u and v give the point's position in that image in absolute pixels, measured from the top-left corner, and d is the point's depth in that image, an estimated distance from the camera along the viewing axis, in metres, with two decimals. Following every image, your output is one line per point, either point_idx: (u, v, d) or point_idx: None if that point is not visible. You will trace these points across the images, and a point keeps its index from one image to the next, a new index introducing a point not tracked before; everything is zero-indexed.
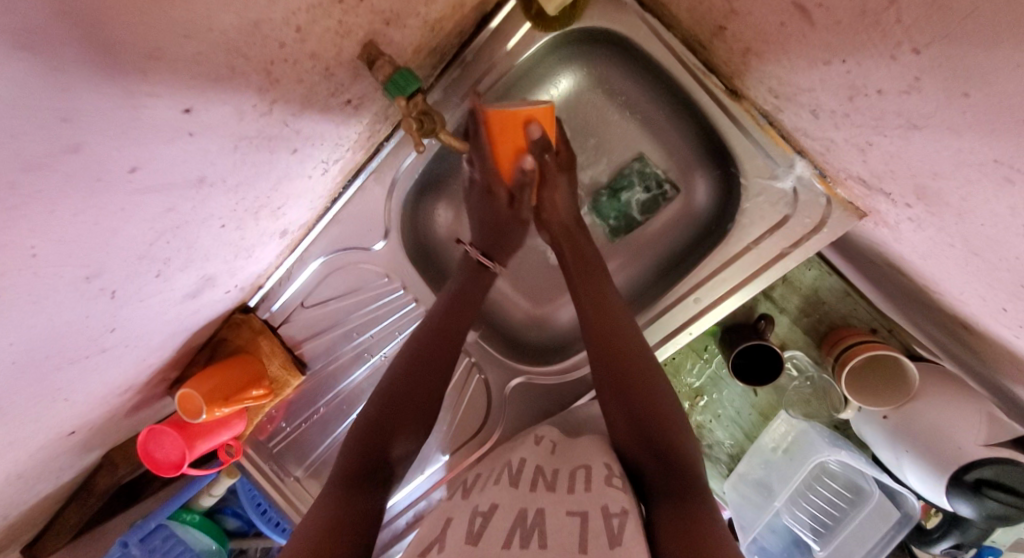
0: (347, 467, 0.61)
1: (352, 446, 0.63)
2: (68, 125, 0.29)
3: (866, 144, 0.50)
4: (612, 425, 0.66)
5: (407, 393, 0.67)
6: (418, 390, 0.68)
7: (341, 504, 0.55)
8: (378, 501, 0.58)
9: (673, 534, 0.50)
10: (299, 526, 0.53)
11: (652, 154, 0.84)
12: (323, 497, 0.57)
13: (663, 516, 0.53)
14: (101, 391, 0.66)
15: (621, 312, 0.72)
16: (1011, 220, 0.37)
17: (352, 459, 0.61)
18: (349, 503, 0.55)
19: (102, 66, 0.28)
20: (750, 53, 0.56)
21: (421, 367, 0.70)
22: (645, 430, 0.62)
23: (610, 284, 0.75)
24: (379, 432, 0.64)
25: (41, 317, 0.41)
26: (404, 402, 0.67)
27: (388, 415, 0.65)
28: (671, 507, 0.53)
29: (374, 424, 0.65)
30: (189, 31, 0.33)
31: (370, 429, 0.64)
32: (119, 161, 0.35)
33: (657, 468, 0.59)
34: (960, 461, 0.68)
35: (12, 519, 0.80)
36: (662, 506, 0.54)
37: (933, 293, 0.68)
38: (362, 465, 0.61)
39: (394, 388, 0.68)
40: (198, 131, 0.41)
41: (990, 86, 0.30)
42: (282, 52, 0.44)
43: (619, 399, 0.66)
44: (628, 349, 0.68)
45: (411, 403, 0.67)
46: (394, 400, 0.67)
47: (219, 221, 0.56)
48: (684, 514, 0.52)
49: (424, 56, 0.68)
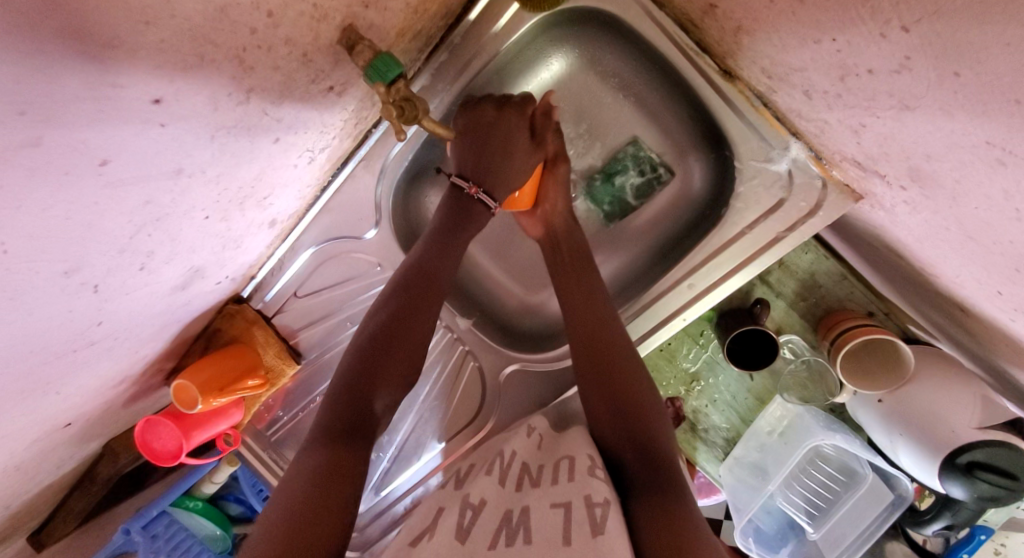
0: (325, 434, 0.60)
1: (330, 410, 0.62)
2: (26, 118, 0.27)
3: (860, 126, 0.48)
4: (591, 410, 0.68)
5: (384, 354, 0.66)
6: (396, 352, 0.66)
7: (320, 473, 0.55)
8: (364, 462, 0.58)
9: (653, 527, 0.51)
10: (277, 497, 0.53)
11: (646, 138, 0.82)
12: (299, 466, 0.56)
13: (639, 501, 0.55)
14: (95, 384, 0.67)
15: (605, 305, 0.73)
16: (1005, 204, 0.36)
17: (330, 427, 0.60)
18: (332, 471, 0.55)
19: (58, 58, 0.27)
20: (742, 32, 0.55)
21: (402, 326, 0.67)
22: (621, 413, 0.65)
23: (596, 279, 0.75)
24: (358, 397, 0.63)
25: (20, 312, 0.40)
26: (382, 366, 0.65)
27: (367, 382, 0.64)
28: (648, 494, 0.55)
29: (349, 396, 0.63)
30: (150, 18, 0.31)
31: (348, 388, 0.63)
32: (87, 154, 0.34)
33: (635, 455, 0.61)
34: (952, 443, 0.68)
35: (16, 509, 0.82)
36: (639, 490, 0.57)
37: (931, 275, 0.67)
38: (340, 431, 0.59)
39: (370, 350, 0.66)
40: (170, 122, 0.40)
41: (981, 65, 0.28)
42: (253, 39, 0.43)
43: (602, 389, 0.67)
44: (615, 350, 0.69)
45: (389, 370, 0.65)
46: (371, 362, 0.65)
47: (202, 212, 0.55)
48: (660, 503, 0.54)
49: (408, 39, 0.67)
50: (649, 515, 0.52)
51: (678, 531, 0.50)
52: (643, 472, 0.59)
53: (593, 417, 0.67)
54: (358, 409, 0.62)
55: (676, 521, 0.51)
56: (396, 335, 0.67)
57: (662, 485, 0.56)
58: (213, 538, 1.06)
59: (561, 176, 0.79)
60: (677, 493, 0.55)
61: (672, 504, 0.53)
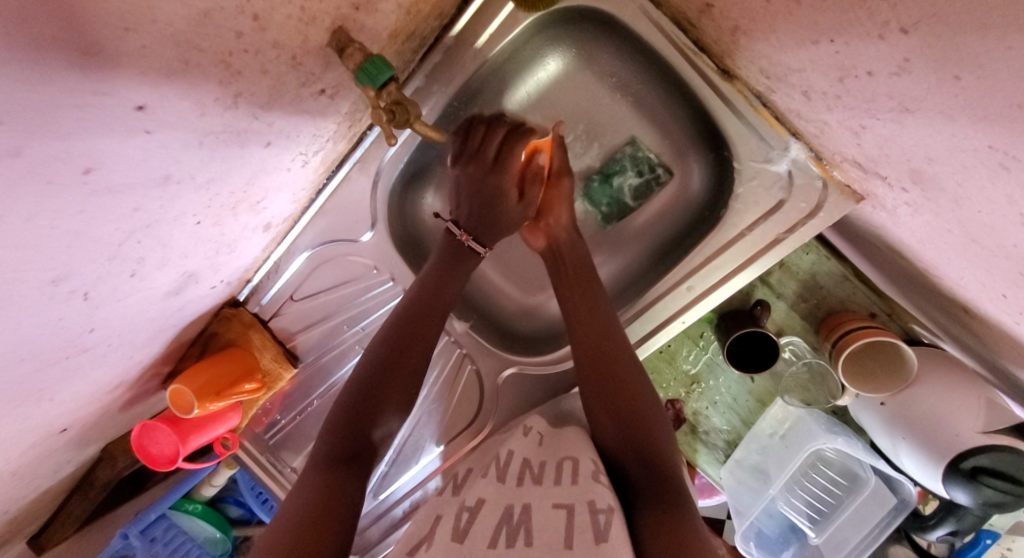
0: (330, 452, 0.60)
1: (335, 426, 0.63)
2: (4, 129, 0.27)
3: (860, 127, 0.47)
4: (594, 418, 0.67)
5: (390, 373, 0.67)
6: (402, 371, 0.68)
7: (323, 492, 0.55)
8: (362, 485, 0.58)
9: (657, 535, 0.50)
10: (280, 513, 0.53)
11: (644, 138, 0.81)
12: (302, 485, 0.57)
13: (643, 509, 0.55)
14: (90, 390, 0.66)
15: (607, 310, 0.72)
16: (1008, 208, 0.35)
17: (334, 445, 0.61)
18: (332, 492, 0.55)
19: (36, 67, 0.26)
20: (738, 32, 0.54)
21: (403, 349, 0.68)
22: (624, 421, 0.64)
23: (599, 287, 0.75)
24: (360, 418, 0.63)
25: (8, 322, 0.40)
26: (388, 384, 0.66)
27: (373, 399, 0.65)
28: (651, 502, 0.55)
29: (350, 416, 0.63)
30: (131, 24, 0.31)
31: (350, 410, 0.64)
32: (70, 163, 0.33)
33: (638, 464, 0.60)
34: (956, 449, 0.68)
35: (14, 515, 0.81)
36: (641, 498, 0.56)
37: (933, 277, 0.66)
38: (340, 453, 0.60)
39: (377, 369, 0.67)
40: (156, 128, 0.39)
41: (982, 68, 0.27)
42: (240, 43, 0.42)
43: (606, 400, 0.66)
44: (618, 356, 0.69)
45: (394, 388, 0.67)
46: (378, 381, 0.66)
47: (194, 217, 0.55)
48: (664, 511, 0.53)
49: (401, 41, 0.66)
50: (652, 523, 0.52)
51: (682, 538, 0.49)
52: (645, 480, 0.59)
53: (596, 423, 0.67)
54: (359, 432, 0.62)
55: (679, 528, 0.51)
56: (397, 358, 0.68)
57: (665, 492, 0.56)
58: (214, 540, 1.06)
59: (565, 192, 0.77)
60: (680, 498, 0.55)
61: (675, 510, 0.53)
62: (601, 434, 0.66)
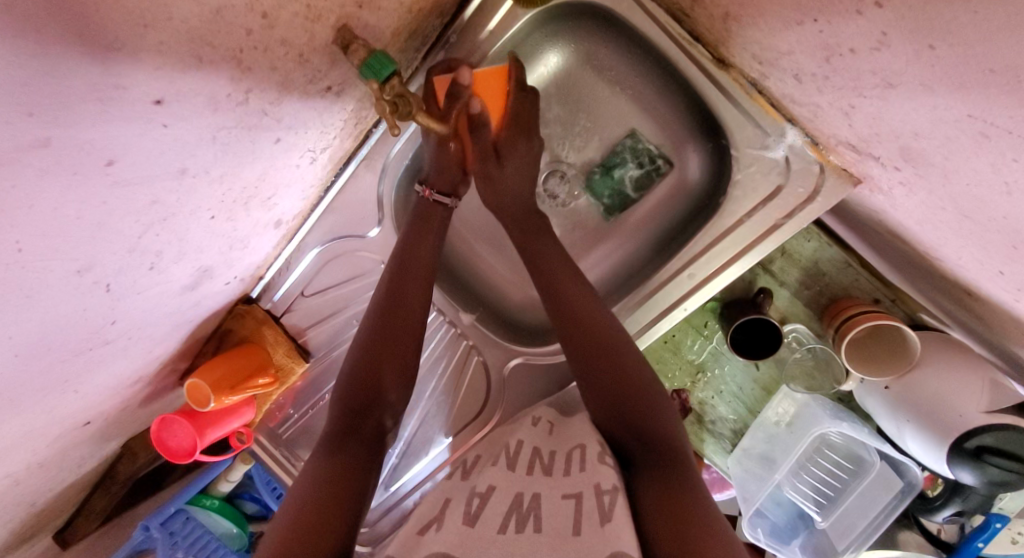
0: (334, 425, 0.63)
1: (337, 413, 0.65)
2: (35, 120, 0.29)
3: (849, 108, 0.48)
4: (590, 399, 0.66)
5: (379, 349, 0.68)
6: (393, 347, 0.69)
7: (336, 468, 0.57)
8: (365, 456, 0.61)
9: (658, 507, 0.51)
10: (291, 492, 0.55)
11: (644, 130, 0.83)
12: (310, 464, 0.59)
13: (646, 485, 0.55)
14: (111, 383, 0.69)
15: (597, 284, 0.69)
16: (993, 178, 0.36)
17: (338, 419, 0.64)
18: (340, 464, 0.58)
19: (64, 58, 0.28)
20: (730, 19, 0.55)
21: (397, 318, 0.70)
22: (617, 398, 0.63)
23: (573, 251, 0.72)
24: (366, 390, 0.66)
25: (37, 311, 0.42)
26: (381, 362, 0.68)
27: (368, 385, 0.66)
28: (654, 477, 0.55)
29: (357, 400, 0.65)
30: (148, 20, 0.33)
31: (355, 387, 0.66)
32: (95, 154, 0.36)
33: (639, 442, 0.61)
34: (960, 429, 0.68)
35: (40, 508, 0.84)
36: (643, 473, 0.57)
37: (933, 258, 0.66)
38: (344, 427, 0.63)
39: (365, 354, 0.68)
40: (172, 122, 0.42)
41: (954, 37, 0.29)
42: (250, 40, 0.44)
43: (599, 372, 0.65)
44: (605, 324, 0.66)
45: (388, 365, 0.68)
46: (369, 362, 0.68)
47: (208, 213, 0.57)
48: (665, 485, 0.54)
49: (404, 39, 0.68)
50: (650, 494, 0.53)
51: (680, 508, 0.50)
52: (644, 451, 0.60)
53: (595, 407, 0.66)
54: (361, 409, 0.65)
55: (676, 498, 0.52)
56: (389, 328, 0.69)
57: (667, 466, 0.57)
58: (231, 536, 1.07)
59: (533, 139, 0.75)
60: (682, 472, 0.56)
61: (677, 485, 0.54)
62: (599, 417, 0.66)
